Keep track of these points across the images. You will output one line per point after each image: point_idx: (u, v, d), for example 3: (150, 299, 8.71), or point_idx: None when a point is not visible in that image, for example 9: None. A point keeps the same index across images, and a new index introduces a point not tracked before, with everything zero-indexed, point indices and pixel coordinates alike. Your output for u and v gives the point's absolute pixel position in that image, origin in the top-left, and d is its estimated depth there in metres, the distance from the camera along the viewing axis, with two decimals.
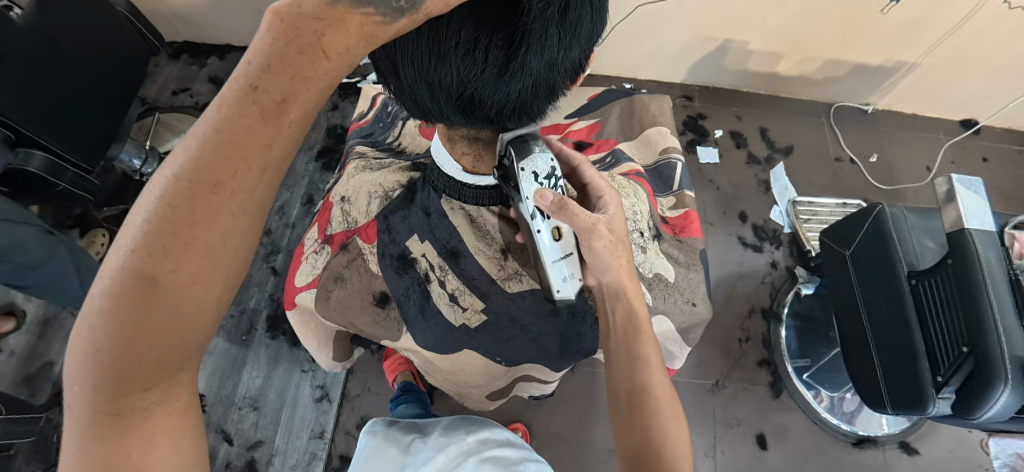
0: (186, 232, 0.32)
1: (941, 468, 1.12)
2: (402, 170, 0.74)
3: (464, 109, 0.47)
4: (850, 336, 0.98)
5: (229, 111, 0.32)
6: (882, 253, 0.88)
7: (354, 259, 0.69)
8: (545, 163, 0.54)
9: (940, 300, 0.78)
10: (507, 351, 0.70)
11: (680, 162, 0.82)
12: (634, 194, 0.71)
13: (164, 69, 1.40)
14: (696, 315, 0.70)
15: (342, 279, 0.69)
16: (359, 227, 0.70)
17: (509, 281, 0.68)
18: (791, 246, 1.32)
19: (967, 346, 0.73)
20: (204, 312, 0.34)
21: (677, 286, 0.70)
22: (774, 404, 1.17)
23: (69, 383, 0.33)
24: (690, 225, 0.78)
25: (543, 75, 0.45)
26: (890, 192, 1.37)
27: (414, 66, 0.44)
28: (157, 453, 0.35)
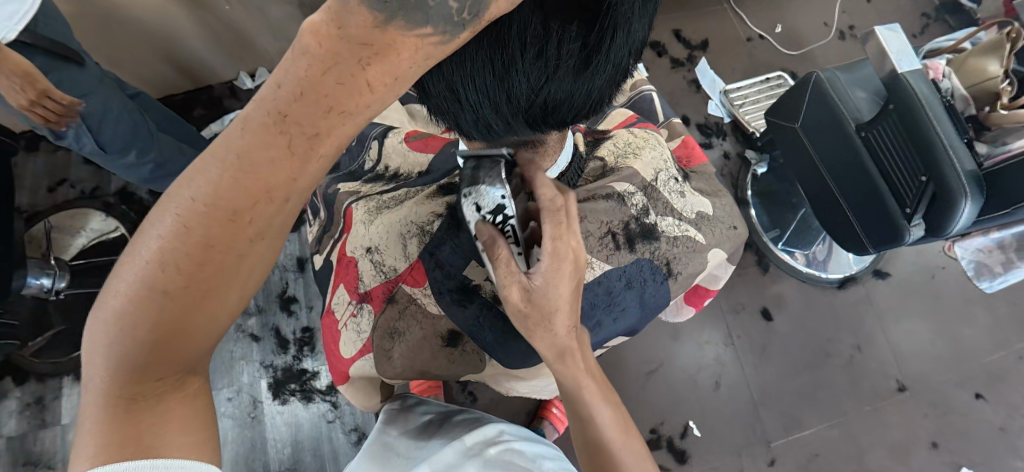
0: (205, 253, 0.33)
1: (910, 280, 1.28)
2: (431, 196, 0.67)
3: (532, 118, 0.43)
4: (819, 197, 1.07)
5: (256, 136, 0.30)
6: (829, 116, 0.95)
7: (406, 307, 0.64)
8: (495, 198, 0.51)
9: (893, 144, 0.85)
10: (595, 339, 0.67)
11: (653, 92, 0.82)
12: (653, 143, 0.69)
13: (25, 165, 1.19)
14: (740, 236, 0.69)
15: (398, 334, 0.63)
16: (401, 274, 0.64)
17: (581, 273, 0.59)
18: (736, 134, 1.39)
19: (925, 175, 0.81)
20: (219, 315, 0.36)
21: (716, 217, 0.68)
22: (767, 278, 1.28)
23: (95, 364, 0.35)
24: (693, 152, 0.77)
25: (617, 64, 0.41)
26: (801, 56, 1.46)
27: (476, 84, 0.39)
28: (171, 436, 0.35)
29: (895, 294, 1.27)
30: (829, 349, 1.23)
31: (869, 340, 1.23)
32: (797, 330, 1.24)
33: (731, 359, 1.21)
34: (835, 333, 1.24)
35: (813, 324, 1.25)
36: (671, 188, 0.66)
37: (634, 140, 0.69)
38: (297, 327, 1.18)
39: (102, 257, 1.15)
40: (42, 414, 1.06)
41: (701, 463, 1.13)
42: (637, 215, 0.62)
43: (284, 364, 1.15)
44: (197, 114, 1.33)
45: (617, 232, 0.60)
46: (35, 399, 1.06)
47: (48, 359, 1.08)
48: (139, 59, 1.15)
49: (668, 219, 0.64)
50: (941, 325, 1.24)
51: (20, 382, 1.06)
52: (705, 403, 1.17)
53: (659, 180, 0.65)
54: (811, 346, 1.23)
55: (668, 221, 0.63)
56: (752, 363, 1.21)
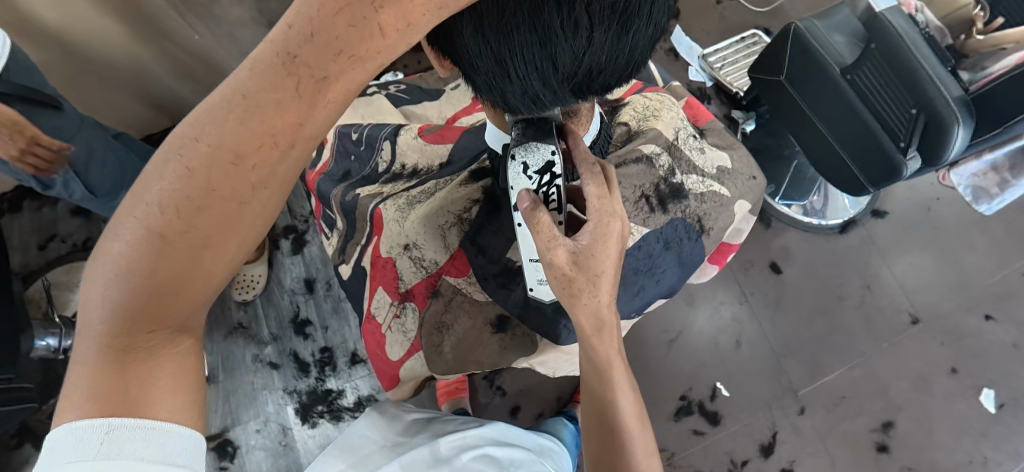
0: (206, 199, 0.32)
1: (907, 214, 1.31)
2: (464, 184, 0.67)
3: (579, 86, 0.44)
4: (814, 146, 1.08)
5: (263, 77, 0.30)
6: (812, 64, 0.96)
7: (452, 298, 0.64)
8: (542, 156, 0.49)
9: (880, 82, 0.86)
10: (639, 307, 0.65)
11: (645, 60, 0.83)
12: (669, 102, 0.70)
13: (12, 226, 1.16)
14: (759, 186, 0.69)
15: (446, 326, 0.64)
16: (443, 266, 0.65)
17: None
18: (720, 96, 1.41)
19: (915, 107, 0.82)
20: (220, 270, 0.35)
21: (735, 169, 0.68)
22: (770, 233, 1.30)
23: (90, 308, 0.33)
24: (697, 111, 0.76)
25: (649, 25, 0.41)
26: (771, 12, 1.48)
27: (525, 55, 0.39)
28: (158, 392, 0.33)
29: (895, 230, 1.30)
30: (840, 293, 1.25)
31: (876, 278, 1.26)
32: (807, 279, 1.26)
33: (747, 316, 1.23)
34: (843, 276, 1.26)
35: (822, 270, 1.27)
36: (690, 145, 0.67)
37: (648, 104, 0.70)
38: (315, 348, 1.16)
39: None
40: None
41: (733, 422, 1.15)
42: (665, 177, 0.63)
43: (307, 388, 1.13)
44: None
45: (649, 195, 0.62)
46: None
47: None
48: (114, 101, 1.12)
49: (693, 177, 0.64)
50: (942, 254, 1.27)
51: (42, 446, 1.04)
52: (729, 363, 1.19)
53: (680, 139, 0.66)
54: (821, 292, 1.25)
55: (692, 179, 0.64)
56: (768, 317, 1.23)
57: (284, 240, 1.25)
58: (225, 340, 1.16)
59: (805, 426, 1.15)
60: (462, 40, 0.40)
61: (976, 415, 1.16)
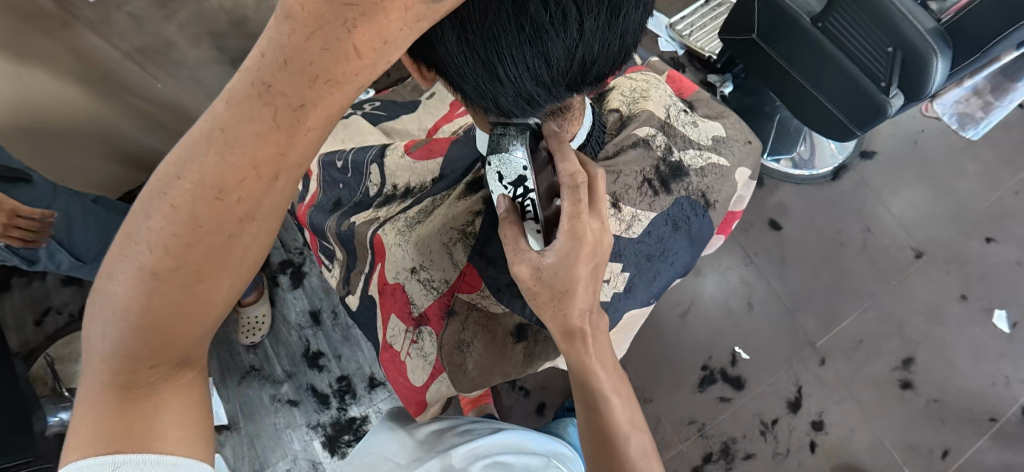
0: (193, 236, 0.31)
1: (895, 151, 1.31)
2: (463, 196, 0.65)
3: (573, 80, 0.43)
4: (795, 99, 1.09)
5: (240, 109, 0.29)
6: (782, 18, 0.95)
7: (468, 315, 0.63)
8: (515, 165, 0.47)
9: (851, 27, 0.86)
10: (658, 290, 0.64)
11: None
12: (656, 82, 0.69)
13: (3, 306, 1.13)
14: (756, 149, 0.68)
15: (467, 344, 0.63)
16: (453, 284, 0.62)
17: (631, 228, 0.58)
18: (693, 63, 1.40)
19: (891, 46, 0.82)
20: (216, 305, 0.34)
21: (729, 136, 0.67)
22: (764, 191, 1.30)
23: (95, 346, 0.34)
24: (680, 84, 0.76)
25: (636, 9, 0.40)
26: None
27: (516, 59, 0.39)
28: (162, 426, 0.34)
29: (885, 169, 1.30)
30: (841, 239, 1.25)
31: (875, 220, 1.26)
32: (807, 231, 1.26)
33: (755, 277, 1.23)
34: (842, 222, 1.27)
35: (820, 220, 1.27)
36: (683, 120, 0.66)
37: (635, 85, 0.69)
38: (331, 379, 1.15)
39: None
40: None
41: (757, 384, 1.15)
42: (664, 157, 0.62)
43: (331, 419, 1.12)
44: None
45: (651, 179, 0.60)
46: None
47: None
48: (86, 165, 1.10)
49: (690, 151, 0.63)
50: (935, 185, 1.28)
51: None
52: (744, 325, 1.19)
53: (672, 116, 0.65)
54: (824, 242, 1.25)
55: (691, 154, 0.63)
56: (775, 275, 1.23)
57: (283, 275, 1.23)
58: (239, 385, 1.14)
59: (828, 375, 1.16)
60: (451, 50, 0.38)
61: (992, 337, 1.17)
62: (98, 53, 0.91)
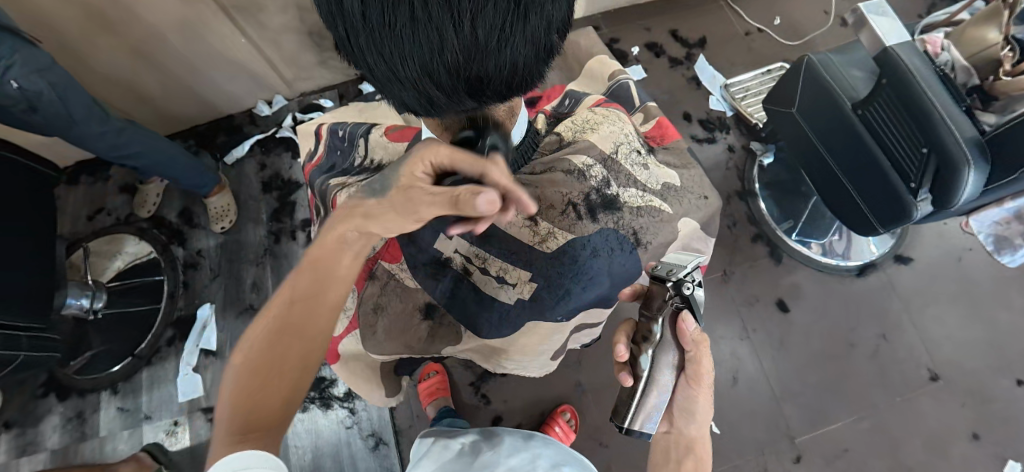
0: (303, 304, 0.54)
1: (935, 263, 1.23)
2: None
3: (473, 95, 0.45)
4: (824, 182, 1.05)
5: None
6: (822, 94, 0.94)
7: (385, 283, 0.71)
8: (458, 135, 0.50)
9: (889, 120, 0.84)
10: (566, 310, 0.64)
11: (632, 81, 0.84)
12: (615, 118, 0.71)
13: (67, 197, 1.30)
14: (711, 206, 0.71)
15: (381, 307, 0.71)
16: (380, 251, 0.72)
17: (545, 242, 0.63)
18: (739, 126, 1.38)
19: (926, 147, 0.79)
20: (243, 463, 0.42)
21: (685, 187, 0.71)
22: (781, 269, 1.25)
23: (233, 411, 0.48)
24: (666, 131, 0.78)
25: (539, 37, 0.42)
26: (801, 46, 1.46)
27: (407, 59, 0.40)
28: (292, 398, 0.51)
29: (919, 280, 1.22)
30: (852, 339, 1.18)
31: (896, 329, 1.18)
32: (817, 320, 1.20)
33: (748, 353, 1.18)
34: (858, 322, 1.20)
35: (834, 313, 1.21)
36: (633, 160, 0.69)
37: (594, 116, 0.73)
38: None
39: (135, 278, 1.23)
40: (82, 427, 1.13)
41: (722, 462, 1.10)
42: (599, 187, 0.65)
43: None
44: (221, 141, 1.41)
45: (577, 203, 0.63)
46: (76, 414, 1.14)
47: (89, 375, 1.16)
48: (167, 94, 1.24)
49: (631, 190, 0.66)
50: (972, 308, 1.19)
51: (63, 398, 1.15)
52: (724, 399, 1.14)
53: (619, 152, 0.68)
54: (832, 336, 1.19)
55: (631, 192, 0.66)
56: (771, 357, 1.18)
57: (301, 231, 1.32)
58: (236, 319, 1.23)
59: None
60: (355, 41, 0.41)
61: None
62: (199, 3, 1.01)
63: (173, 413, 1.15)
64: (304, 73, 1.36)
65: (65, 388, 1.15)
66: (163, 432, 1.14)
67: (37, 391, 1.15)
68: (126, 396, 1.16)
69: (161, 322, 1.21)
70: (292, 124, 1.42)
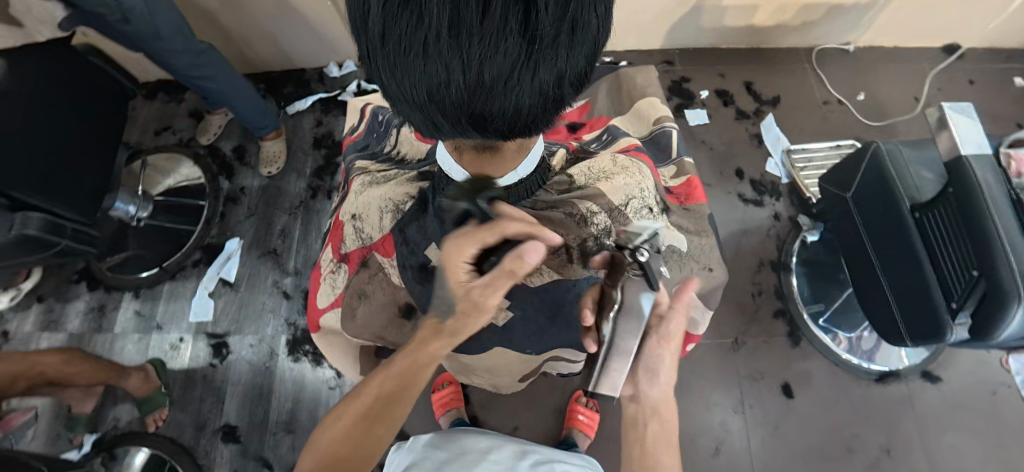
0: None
1: (966, 391, 1.14)
2: (409, 181, 0.75)
3: (476, 126, 0.49)
4: (863, 278, 1.00)
5: None
6: (881, 188, 0.89)
7: (375, 274, 0.72)
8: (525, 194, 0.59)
9: (944, 231, 0.79)
10: (534, 344, 0.74)
11: (675, 130, 0.82)
12: (636, 174, 0.73)
13: (142, 110, 1.41)
14: (715, 278, 0.71)
15: (364, 296, 0.72)
16: (375, 243, 0.72)
17: (531, 275, 0.68)
18: (791, 196, 1.33)
19: (978, 269, 0.74)
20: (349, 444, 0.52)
21: (691, 255, 0.73)
22: (795, 352, 1.19)
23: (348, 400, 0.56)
24: (694, 192, 0.79)
25: (545, 90, 0.45)
26: (881, 128, 1.38)
27: (418, 85, 0.45)
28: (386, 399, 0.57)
29: (944, 404, 1.13)
30: (852, 445, 1.11)
31: (904, 447, 1.10)
32: (820, 414, 1.14)
33: (738, 428, 1.13)
34: (864, 428, 1.13)
35: (840, 412, 1.14)
36: (642, 216, 0.70)
37: (613, 167, 0.74)
38: None
39: (180, 198, 1.32)
40: (100, 320, 1.23)
41: None
42: (597, 236, 0.69)
43: (304, 326, 1.23)
44: (287, 91, 1.48)
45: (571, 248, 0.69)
46: (99, 306, 1.24)
47: (119, 274, 1.26)
48: (251, 35, 1.32)
49: None
50: (996, 451, 1.09)
51: (92, 289, 1.25)
52: (701, 467, 1.10)
53: (629, 207, 0.70)
54: (832, 436, 1.12)
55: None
56: (761, 438, 1.12)
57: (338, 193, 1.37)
58: (257, 259, 1.30)
59: None
60: (375, 63, 0.47)
61: None
62: None
63: (181, 330, 1.23)
64: None
65: (96, 279, 1.25)
66: (167, 345, 1.21)
67: (72, 277, 1.25)
68: (145, 302, 1.25)
69: (192, 243, 1.29)
70: (355, 90, 1.47)
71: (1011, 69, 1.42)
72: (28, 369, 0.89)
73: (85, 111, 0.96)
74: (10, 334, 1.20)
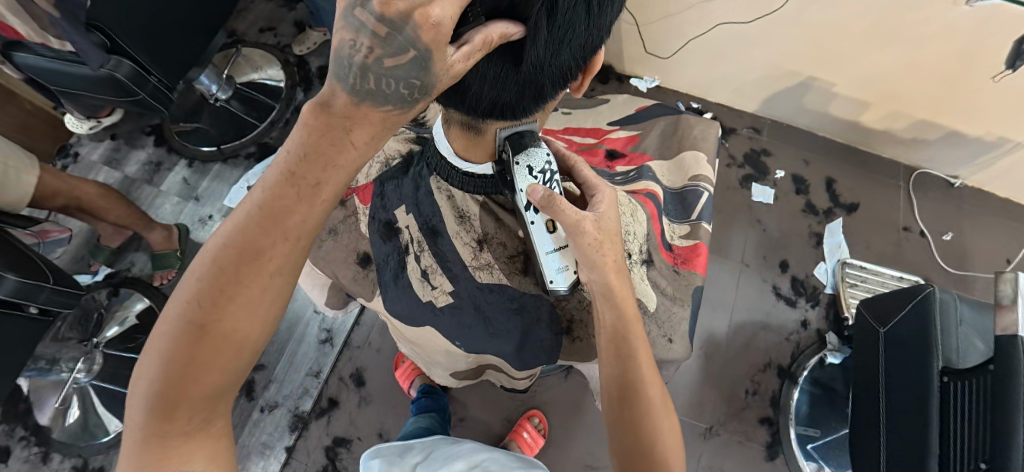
0: (215, 308, 0.38)
1: None
2: (406, 140, 0.73)
3: (458, 98, 0.48)
4: (864, 422, 0.91)
5: (156, 380, 0.38)
6: (919, 338, 0.81)
7: (350, 216, 0.69)
8: (541, 157, 0.54)
9: (970, 409, 0.71)
10: (467, 339, 0.67)
11: (706, 192, 0.77)
12: (630, 214, 0.68)
13: (258, 6, 1.53)
14: (669, 351, 0.66)
15: (335, 232, 0.70)
16: (358, 186, 0.70)
17: (479, 271, 0.64)
18: (829, 309, 1.23)
19: (985, 463, 0.66)
20: (242, 340, 0.40)
21: (655, 317, 0.67)
22: (767, 467, 1.11)
23: (186, 290, 0.39)
24: (695, 258, 0.74)
25: (527, 76, 0.45)
26: (956, 277, 1.25)
27: None
28: (266, 283, 0.40)
29: None
30: None
31: None
32: None
33: None
34: None
35: None
36: None
37: None
38: None
39: (256, 93, 1.40)
40: (153, 174, 1.34)
41: None
42: None
43: None
44: None
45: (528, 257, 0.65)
46: (156, 162, 1.35)
47: (182, 140, 1.37)
48: None
49: None
50: None
51: (157, 145, 1.37)
52: None
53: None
54: None
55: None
56: None
57: None
58: None
59: None
60: None
61: None
62: None
63: (213, 208, 1.32)
64: None
65: (163, 138, 1.37)
66: (197, 217, 1.31)
67: (146, 129, 1.38)
68: (194, 173, 1.35)
69: (251, 137, 1.38)
70: None
71: None
72: (70, 189, 1.00)
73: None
74: (80, 158, 1.34)
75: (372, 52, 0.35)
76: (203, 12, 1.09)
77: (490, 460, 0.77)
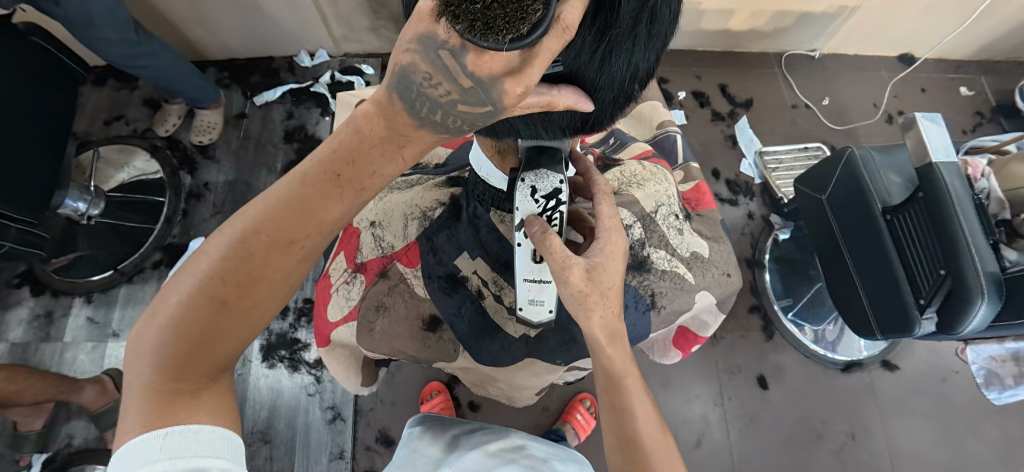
0: (238, 285, 0.40)
1: (919, 378, 1.23)
2: (438, 187, 0.75)
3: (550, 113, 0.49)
4: (837, 277, 1.05)
5: (168, 341, 0.39)
6: (855, 192, 0.94)
7: (396, 284, 0.68)
8: (551, 183, 0.55)
9: (913, 233, 0.84)
10: (555, 352, 0.69)
11: (678, 135, 0.89)
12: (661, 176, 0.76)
13: (90, 98, 1.30)
14: (732, 284, 0.72)
15: (384, 308, 0.67)
16: (397, 251, 0.69)
17: None
18: (764, 196, 1.38)
19: (944, 269, 0.79)
20: (259, 308, 0.42)
21: (711, 260, 0.73)
22: (769, 346, 1.24)
23: (206, 263, 0.40)
24: (703, 198, 0.82)
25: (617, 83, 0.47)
26: (843, 132, 1.46)
27: None
28: (293, 264, 0.42)
29: (901, 389, 1.22)
30: (821, 432, 1.18)
31: (865, 431, 1.18)
32: (791, 404, 1.20)
33: (717, 420, 1.17)
34: (830, 415, 1.19)
35: (809, 403, 1.20)
36: (669, 223, 0.71)
37: (642, 172, 0.76)
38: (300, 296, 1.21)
39: (136, 194, 1.21)
40: (47, 327, 1.12)
41: None
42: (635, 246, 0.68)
43: (279, 330, 1.17)
44: (254, 80, 1.39)
45: None
46: (45, 313, 1.13)
47: (64, 277, 1.15)
48: (215, 21, 1.23)
49: (661, 252, 0.69)
50: (945, 431, 1.18)
51: (36, 294, 1.13)
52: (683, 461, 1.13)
53: (658, 214, 0.71)
54: (802, 425, 1.18)
55: (659, 253, 0.69)
56: (738, 430, 1.17)
57: None
58: None
59: None
60: None
61: None
62: None
63: None
64: (353, 34, 1.34)
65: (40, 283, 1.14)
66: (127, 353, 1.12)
67: (13, 280, 1.14)
68: (99, 308, 1.14)
69: (152, 243, 1.20)
70: (327, 80, 1.39)
71: (956, 79, 1.54)
72: None
73: (19, 95, 0.83)
74: None
75: (448, 95, 0.36)
76: (44, 128, 0.90)
77: (535, 447, 0.79)
